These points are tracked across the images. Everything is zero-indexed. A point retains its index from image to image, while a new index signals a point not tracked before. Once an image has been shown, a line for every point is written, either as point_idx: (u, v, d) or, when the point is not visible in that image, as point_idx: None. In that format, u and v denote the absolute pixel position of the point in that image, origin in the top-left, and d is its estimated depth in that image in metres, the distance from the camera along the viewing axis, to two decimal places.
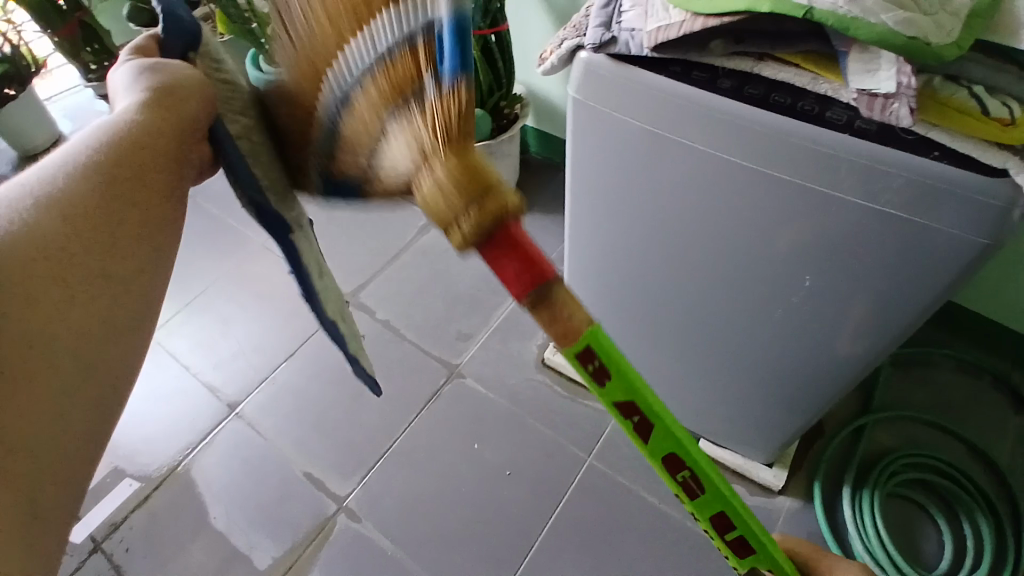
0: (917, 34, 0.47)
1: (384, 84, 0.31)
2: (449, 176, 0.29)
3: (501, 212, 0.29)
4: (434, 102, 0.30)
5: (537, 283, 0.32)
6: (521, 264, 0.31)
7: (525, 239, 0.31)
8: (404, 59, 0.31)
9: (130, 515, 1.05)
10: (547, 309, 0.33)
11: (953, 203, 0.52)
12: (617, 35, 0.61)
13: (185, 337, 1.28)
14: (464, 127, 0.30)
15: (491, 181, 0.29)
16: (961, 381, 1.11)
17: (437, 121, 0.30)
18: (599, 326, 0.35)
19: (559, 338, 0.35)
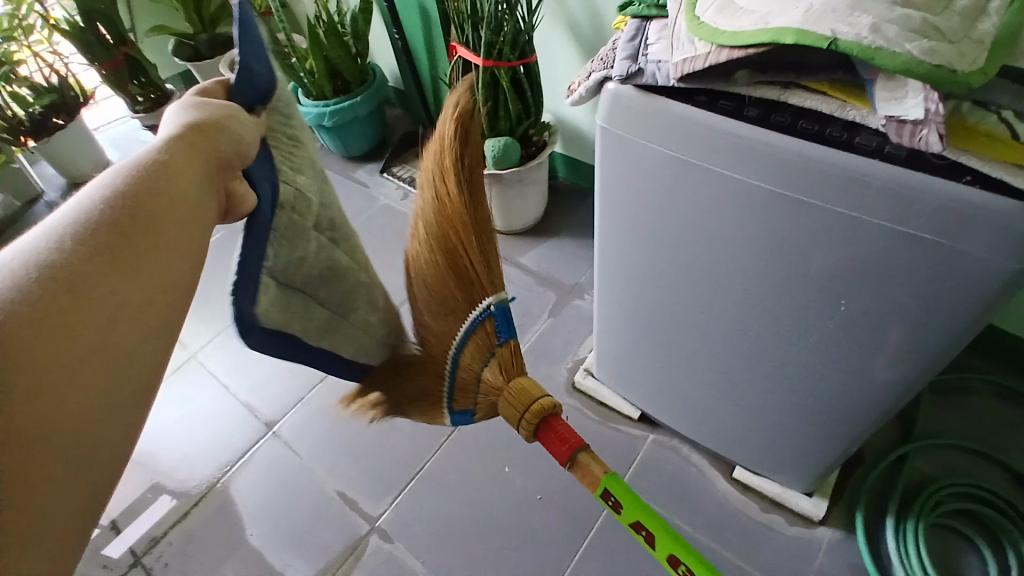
0: (942, 63, 0.47)
1: (472, 351, 0.69)
2: (512, 400, 0.64)
3: (543, 411, 0.63)
4: (502, 354, 0.68)
5: (572, 455, 0.60)
6: (556, 443, 0.61)
7: (561, 425, 0.62)
8: (480, 333, 0.69)
9: (170, 531, 1.08)
10: (580, 469, 0.60)
11: (990, 229, 0.51)
12: (643, 67, 0.63)
13: (223, 359, 1.32)
14: (516, 364, 0.68)
15: (534, 398, 0.63)
16: (1009, 409, 1.06)
17: (504, 367, 0.67)
18: (611, 473, 0.58)
19: (592, 486, 0.59)
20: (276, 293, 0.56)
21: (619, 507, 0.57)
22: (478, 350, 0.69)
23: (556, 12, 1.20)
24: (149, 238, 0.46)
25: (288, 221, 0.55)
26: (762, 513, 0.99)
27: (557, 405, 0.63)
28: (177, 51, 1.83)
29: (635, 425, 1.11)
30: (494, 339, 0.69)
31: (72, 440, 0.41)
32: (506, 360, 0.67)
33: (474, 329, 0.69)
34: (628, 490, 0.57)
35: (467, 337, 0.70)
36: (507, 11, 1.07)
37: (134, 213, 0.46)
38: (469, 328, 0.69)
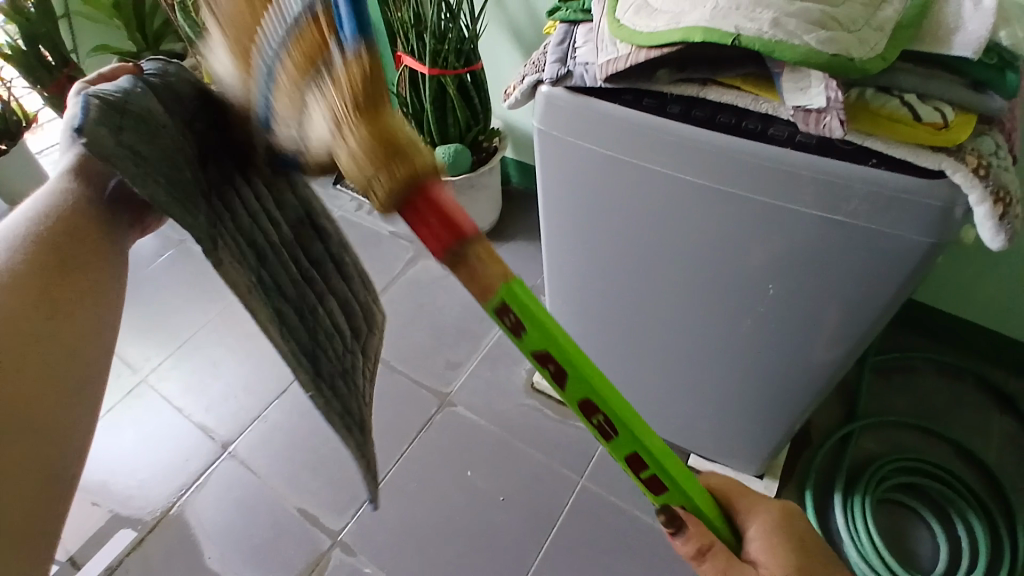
0: (840, 51, 0.51)
1: (299, 57, 0.29)
2: (360, 148, 0.30)
3: (413, 173, 0.31)
4: (343, 73, 0.29)
5: (456, 250, 0.33)
6: (437, 228, 0.32)
7: (448, 200, 0.31)
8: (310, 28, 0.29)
9: (124, 561, 1.04)
10: (465, 272, 0.34)
11: (898, 206, 0.54)
12: (572, 69, 0.65)
13: (176, 380, 1.28)
14: (374, 93, 0.29)
15: (406, 145, 0.31)
16: (944, 383, 1.12)
17: (345, 94, 0.29)
18: (515, 280, 0.35)
19: (482, 299, 0.35)
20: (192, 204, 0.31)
21: (564, 382, 0.40)
22: (308, 60, 0.29)
23: (499, 20, 1.23)
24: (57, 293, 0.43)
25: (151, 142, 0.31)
26: None
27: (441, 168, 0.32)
28: None
29: None
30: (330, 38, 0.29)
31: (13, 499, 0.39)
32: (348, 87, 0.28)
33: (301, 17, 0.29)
34: (533, 295, 0.36)
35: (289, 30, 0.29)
36: (451, 21, 1.09)
37: (43, 264, 0.43)
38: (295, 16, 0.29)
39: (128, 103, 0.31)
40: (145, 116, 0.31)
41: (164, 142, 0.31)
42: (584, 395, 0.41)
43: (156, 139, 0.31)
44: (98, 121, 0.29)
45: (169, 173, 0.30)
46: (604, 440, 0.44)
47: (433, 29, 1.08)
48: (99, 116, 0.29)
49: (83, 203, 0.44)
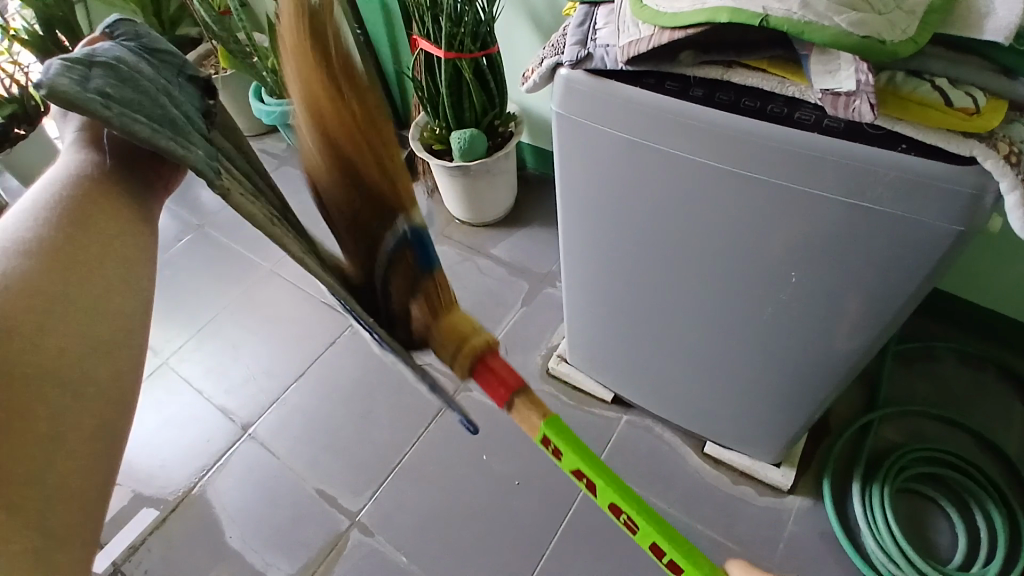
0: (870, 34, 0.49)
1: (400, 282, 0.43)
2: (447, 343, 0.42)
3: (478, 350, 0.43)
4: (429, 287, 0.44)
5: (510, 400, 0.45)
6: (494, 386, 0.44)
7: (501, 366, 0.44)
8: (402, 261, 0.43)
9: (149, 538, 1.07)
10: (518, 413, 0.46)
11: (928, 193, 0.53)
12: (593, 51, 0.64)
13: (197, 363, 1.30)
14: (446, 303, 0.44)
15: (472, 333, 0.43)
16: (967, 373, 1.10)
17: (431, 304, 0.43)
18: (554, 418, 0.46)
19: (531, 433, 0.47)
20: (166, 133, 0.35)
21: (537, 430, 0.46)
22: (405, 285, 0.43)
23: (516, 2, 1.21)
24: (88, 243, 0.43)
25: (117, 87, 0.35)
26: (734, 487, 1.02)
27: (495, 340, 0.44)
28: None
29: (609, 407, 1.13)
30: (417, 268, 0.43)
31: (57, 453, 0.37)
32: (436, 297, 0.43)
33: (395, 253, 0.42)
34: (566, 429, 0.46)
35: (389, 263, 0.42)
36: (467, 4, 1.08)
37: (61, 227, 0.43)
38: (391, 253, 0.42)
39: (93, 59, 0.35)
40: (106, 67, 0.35)
41: (135, 89, 0.36)
42: (577, 464, 0.47)
43: (130, 89, 0.35)
44: (74, 77, 0.32)
45: (147, 112, 0.35)
46: (555, 458, 0.48)
47: (449, 12, 1.07)
48: (65, 73, 0.32)
49: (99, 174, 0.46)
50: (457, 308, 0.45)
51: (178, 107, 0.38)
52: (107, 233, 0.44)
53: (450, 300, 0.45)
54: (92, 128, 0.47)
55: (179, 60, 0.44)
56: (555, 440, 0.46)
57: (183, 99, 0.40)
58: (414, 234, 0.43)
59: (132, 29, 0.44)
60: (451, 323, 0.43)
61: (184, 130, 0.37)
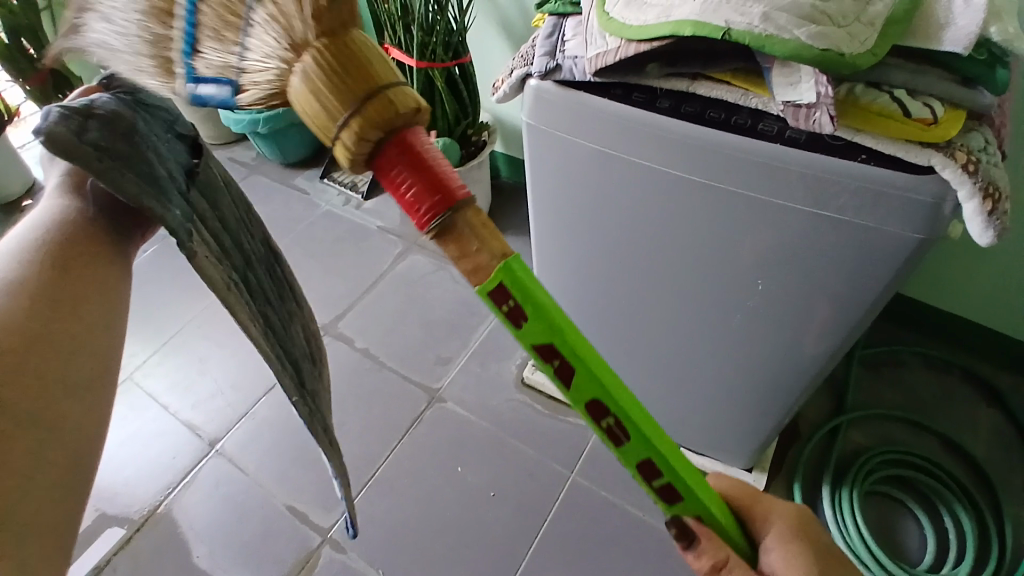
0: (829, 47, 0.50)
1: (325, 69, 0.29)
2: (365, 125, 0.29)
3: (398, 117, 0.30)
4: (381, 97, 0.29)
5: (444, 213, 0.32)
6: (425, 183, 0.31)
7: (430, 153, 0.31)
8: (339, 46, 0.29)
9: (111, 559, 1.03)
10: (452, 237, 0.33)
11: (889, 203, 0.54)
12: (561, 62, 0.65)
13: (163, 377, 1.27)
14: (393, 116, 0.30)
15: (395, 100, 0.29)
16: (931, 376, 1.13)
17: (380, 113, 0.29)
18: (515, 257, 0.34)
19: (478, 281, 0.34)
20: (142, 185, 0.35)
21: (571, 382, 0.39)
22: (361, 112, 0.29)
23: (488, 12, 1.21)
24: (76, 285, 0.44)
25: (99, 126, 0.35)
26: None
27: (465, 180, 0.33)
28: None
29: None
30: (402, 107, 0.30)
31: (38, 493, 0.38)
32: (393, 106, 0.29)
33: (351, 71, 0.29)
34: (524, 268, 0.35)
35: (327, 52, 0.29)
36: (438, 13, 1.08)
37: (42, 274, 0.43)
38: (340, 54, 0.29)
39: (92, 109, 0.35)
40: (106, 113, 0.36)
41: (129, 141, 0.36)
42: (594, 396, 0.40)
43: (124, 139, 0.36)
44: (68, 124, 0.33)
45: (132, 163, 0.35)
46: (614, 445, 0.43)
47: (420, 21, 1.07)
48: (64, 120, 0.33)
49: (76, 220, 0.45)
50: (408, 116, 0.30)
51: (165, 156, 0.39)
52: (87, 284, 0.44)
53: (407, 114, 0.30)
54: (75, 177, 0.47)
55: (168, 112, 0.43)
56: (565, 355, 0.38)
57: (168, 149, 0.40)
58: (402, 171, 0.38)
59: (128, 81, 0.41)
60: (388, 103, 0.29)
61: (165, 184, 0.37)
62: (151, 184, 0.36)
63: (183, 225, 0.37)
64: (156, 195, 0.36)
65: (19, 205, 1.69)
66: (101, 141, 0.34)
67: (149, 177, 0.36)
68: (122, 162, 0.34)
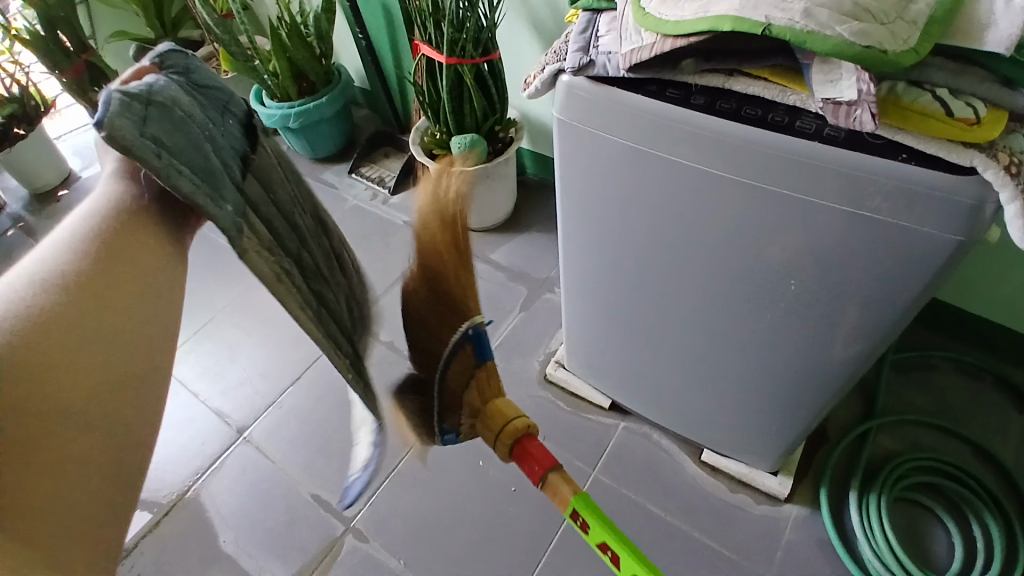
0: (872, 44, 0.49)
1: (458, 372, 0.59)
2: (492, 436, 0.57)
3: (523, 430, 0.56)
4: (484, 383, 0.59)
5: (542, 478, 0.55)
6: (530, 463, 0.55)
7: (538, 449, 0.55)
8: (462, 365, 0.59)
9: (143, 540, 1.06)
10: (551, 490, 0.55)
11: (929, 203, 0.53)
12: (594, 58, 0.64)
13: (193, 365, 1.30)
14: (494, 388, 0.59)
15: (515, 419, 0.56)
16: (965, 383, 1.11)
17: (478, 394, 0.59)
18: (585, 495, 0.53)
19: (563, 508, 0.54)
20: (194, 177, 0.39)
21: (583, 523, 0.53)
22: (478, 391, 0.59)
23: (518, 9, 1.21)
24: (126, 267, 0.46)
25: (156, 119, 0.38)
26: (731, 494, 1.01)
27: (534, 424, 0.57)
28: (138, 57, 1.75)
29: (606, 414, 1.13)
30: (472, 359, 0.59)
31: (81, 480, 0.41)
32: (485, 383, 0.59)
33: (456, 362, 0.59)
34: (595, 510, 0.52)
35: (451, 360, 0.58)
36: (469, 9, 1.08)
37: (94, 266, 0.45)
38: (452, 361, 0.58)
39: (150, 96, 0.39)
40: (165, 105, 0.39)
41: (182, 134, 0.39)
42: (604, 539, 0.52)
43: (180, 132, 0.39)
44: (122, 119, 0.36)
45: (189, 158, 0.39)
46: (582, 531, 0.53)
47: (451, 18, 1.07)
48: (123, 109, 0.36)
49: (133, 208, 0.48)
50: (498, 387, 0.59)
51: (214, 143, 0.42)
52: (137, 270, 0.47)
53: (496, 389, 0.60)
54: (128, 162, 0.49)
55: (224, 95, 0.47)
56: (586, 516, 0.52)
57: (221, 134, 0.44)
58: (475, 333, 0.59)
59: (182, 60, 0.45)
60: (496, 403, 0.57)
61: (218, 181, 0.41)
62: (205, 178, 0.40)
63: (234, 216, 0.40)
64: (204, 189, 0.39)
65: (57, 194, 1.74)
66: (155, 133, 0.37)
67: (203, 170, 0.40)
68: (171, 154, 0.38)
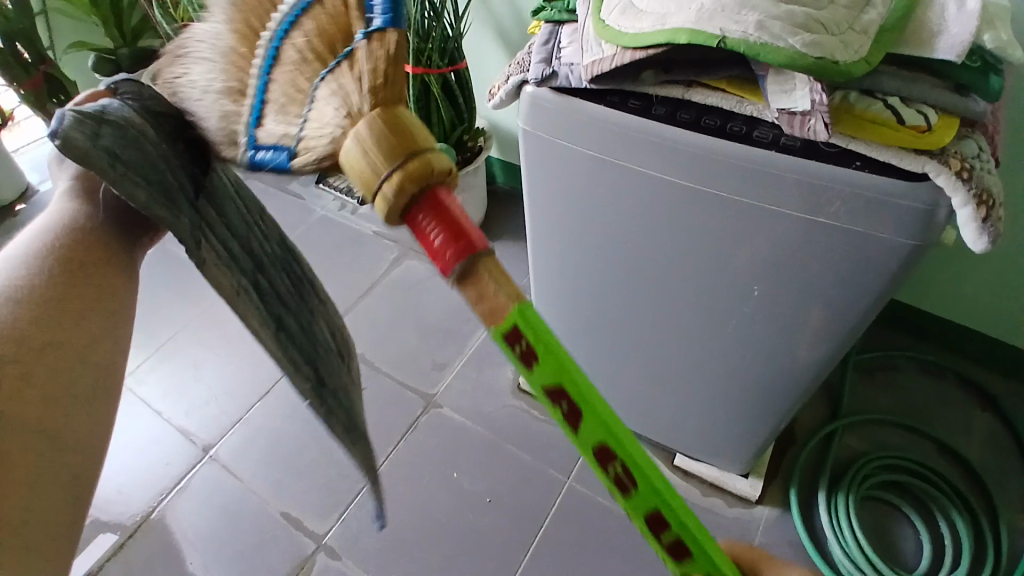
0: (823, 55, 0.50)
1: (317, 39, 0.30)
2: (375, 140, 0.28)
3: (428, 173, 0.28)
4: (363, 55, 0.29)
5: (465, 260, 0.29)
6: (447, 234, 0.29)
7: (454, 211, 0.29)
8: (334, 5, 0.30)
9: (104, 567, 1.02)
10: (473, 289, 0.30)
11: (883, 210, 0.55)
12: (557, 69, 0.65)
13: (157, 383, 1.26)
14: (391, 85, 0.29)
15: (420, 149, 0.28)
16: (926, 381, 1.14)
17: (370, 74, 0.29)
18: (528, 301, 0.31)
19: (493, 324, 0.31)
20: (152, 193, 0.31)
21: (631, 491, 0.38)
22: (323, 47, 0.30)
23: (484, 19, 1.22)
24: (84, 283, 0.44)
25: (109, 130, 0.31)
26: (703, 498, 1.02)
27: (453, 174, 0.29)
28: (97, 68, 1.71)
29: None
30: (355, 25, 0.30)
31: (38, 494, 0.40)
32: (373, 67, 0.28)
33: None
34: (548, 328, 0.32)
35: (309, 8, 0.30)
36: (434, 20, 1.08)
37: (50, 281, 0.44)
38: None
39: (105, 114, 0.32)
40: (126, 120, 0.32)
41: (145, 148, 0.31)
42: (601, 438, 0.36)
43: (146, 145, 0.32)
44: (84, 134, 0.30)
45: (149, 174, 0.31)
46: (674, 562, 0.41)
47: (416, 28, 1.07)
48: (78, 124, 0.30)
49: (86, 219, 0.44)
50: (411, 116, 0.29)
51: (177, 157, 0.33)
52: (98, 287, 0.45)
53: (398, 94, 0.29)
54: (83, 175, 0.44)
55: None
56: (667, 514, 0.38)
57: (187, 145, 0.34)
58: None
59: (147, 84, 0.37)
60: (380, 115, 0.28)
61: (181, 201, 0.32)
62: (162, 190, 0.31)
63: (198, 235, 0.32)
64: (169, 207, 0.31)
65: (12, 209, 1.68)
66: (104, 144, 0.30)
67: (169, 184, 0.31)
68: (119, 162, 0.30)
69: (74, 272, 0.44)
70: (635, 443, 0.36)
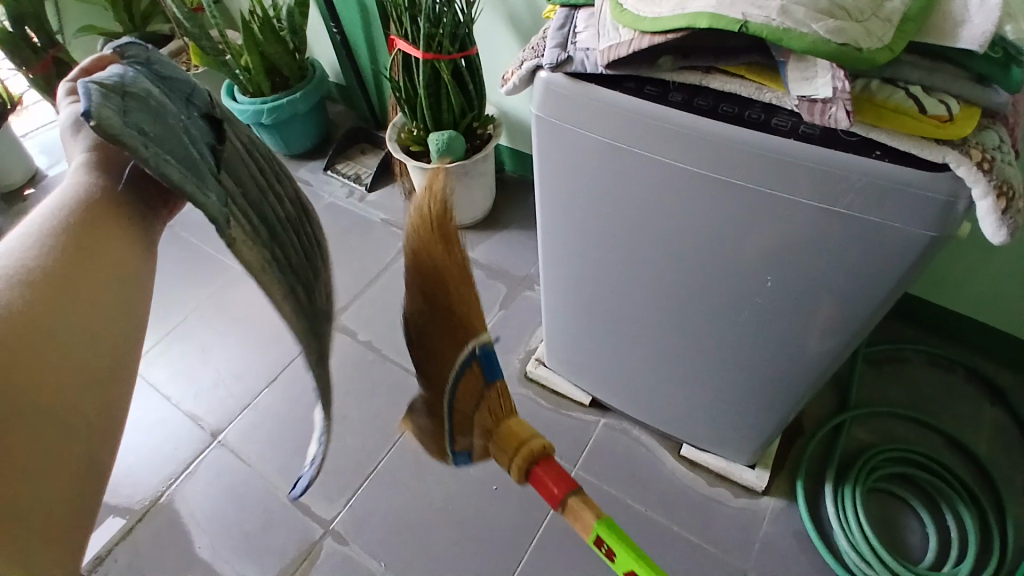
0: (847, 42, 0.49)
1: (470, 400, 0.60)
2: (506, 455, 0.57)
3: (536, 452, 0.56)
4: (489, 404, 0.59)
5: (562, 501, 0.55)
6: (549, 484, 0.55)
7: (551, 475, 0.56)
8: (469, 379, 0.59)
9: (114, 548, 1.03)
10: (575, 518, 0.54)
11: (902, 200, 0.54)
12: (573, 54, 0.64)
13: (166, 367, 1.26)
14: (506, 418, 0.59)
15: (527, 444, 0.56)
16: (935, 375, 1.13)
17: (493, 421, 0.59)
18: (607, 519, 0.53)
19: (586, 534, 0.54)
20: (182, 172, 0.35)
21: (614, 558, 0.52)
22: (483, 407, 0.59)
23: (495, 4, 1.20)
24: (102, 254, 0.46)
25: (118, 105, 0.34)
26: (710, 488, 1.02)
27: (549, 447, 0.57)
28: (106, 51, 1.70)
29: (586, 411, 1.13)
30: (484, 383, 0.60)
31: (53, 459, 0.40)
32: (494, 413, 0.59)
33: (462, 376, 0.59)
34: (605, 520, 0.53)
35: (457, 383, 0.59)
36: (446, 4, 1.07)
37: (68, 251, 0.44)
38: (459, 376, 0.59)
39: (125, 86, 0.36)
40: (141, 96, 0.36)
41: (159, 122, 0.36)
42: (597, 530, 0.53)
43: (157, 121, 0.36)
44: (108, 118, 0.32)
45: (176, 153, 0.35)
46: None
47: (427, 13, 1.06)
48: (103, 98, 0.34)
49: (102, 195, 0.47)
50: (510, 408, 0.60)
51: (180, 127, 0.38)
52: (115, 259, 0.46)
53: (508, 408, 0.60)
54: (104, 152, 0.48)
55: (187, 87, 0.43)
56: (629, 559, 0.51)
57: (187, 119, 0.39)
58: (485, 354, 0.60)
59: (143, 52, 0.43)
60: (507, 426, 0.58)
61: (202, 170, 0.37)
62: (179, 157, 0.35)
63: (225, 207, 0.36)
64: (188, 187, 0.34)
65: (22, 193, 1.68)
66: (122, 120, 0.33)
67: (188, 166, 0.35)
68: (139, 133, 0.34)
69: (92, 243, 0.45)
70: (611, 523, 0.53)
